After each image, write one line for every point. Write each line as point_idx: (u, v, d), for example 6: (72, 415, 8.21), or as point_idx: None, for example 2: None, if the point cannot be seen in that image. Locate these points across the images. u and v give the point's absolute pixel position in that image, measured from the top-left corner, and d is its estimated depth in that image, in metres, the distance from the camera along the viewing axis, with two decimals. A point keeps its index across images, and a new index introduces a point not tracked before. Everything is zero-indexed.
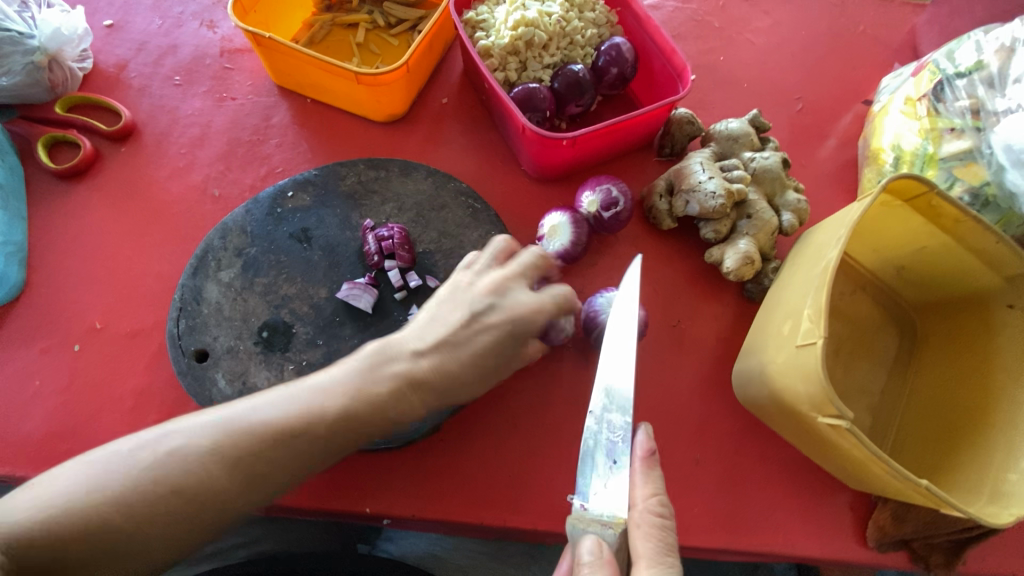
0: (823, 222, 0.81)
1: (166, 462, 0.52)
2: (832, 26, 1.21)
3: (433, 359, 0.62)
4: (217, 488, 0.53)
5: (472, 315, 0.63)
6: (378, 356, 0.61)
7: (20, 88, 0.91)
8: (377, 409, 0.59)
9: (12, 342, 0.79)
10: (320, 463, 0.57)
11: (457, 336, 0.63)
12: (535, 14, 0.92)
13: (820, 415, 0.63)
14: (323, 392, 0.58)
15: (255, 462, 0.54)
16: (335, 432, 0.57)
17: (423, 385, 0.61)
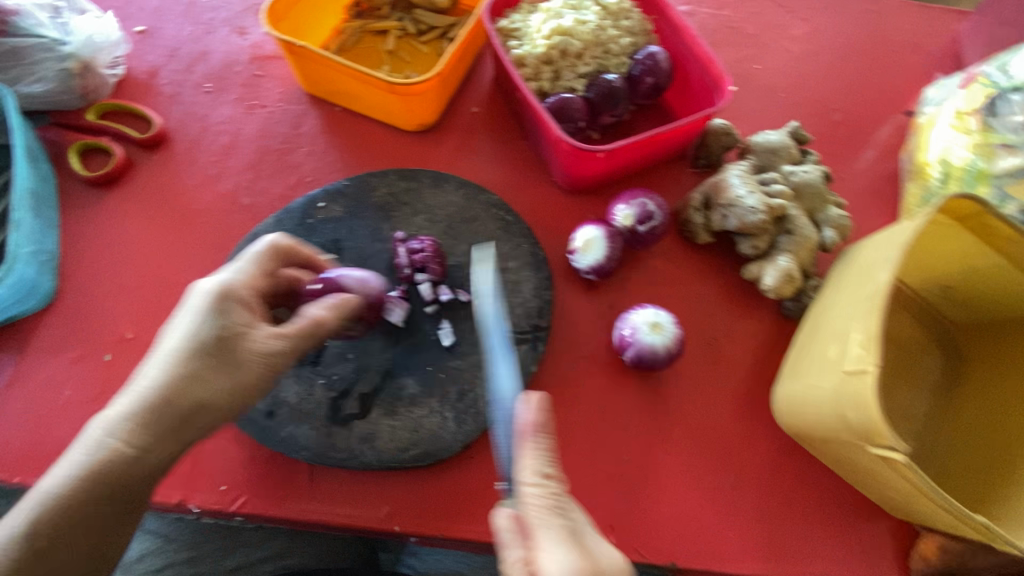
0: (868, 239, 0.78)
1: (55, 494, 0.57)
2: (873, 32, 1.17)
3: (174, 350, 0.61)
4: (40, 521, 0.57)
5: (181, 311, 0.64)
6: (150, 360, 0.62)
7: (54, 95, 0.91)
8: (160, 398, 0.59)
9: (44, 350, 0.79)
10: (146, 467, 0.60)
11: (171, 336, 0.62)
12: (571, 23, 0.91)
13: (869, 446, 0.60)
14: (114, 412, 0.60)
15: (61, 490, 0.57)
16: (128, 439, 0.58)
17: (167, 373, 0.60)
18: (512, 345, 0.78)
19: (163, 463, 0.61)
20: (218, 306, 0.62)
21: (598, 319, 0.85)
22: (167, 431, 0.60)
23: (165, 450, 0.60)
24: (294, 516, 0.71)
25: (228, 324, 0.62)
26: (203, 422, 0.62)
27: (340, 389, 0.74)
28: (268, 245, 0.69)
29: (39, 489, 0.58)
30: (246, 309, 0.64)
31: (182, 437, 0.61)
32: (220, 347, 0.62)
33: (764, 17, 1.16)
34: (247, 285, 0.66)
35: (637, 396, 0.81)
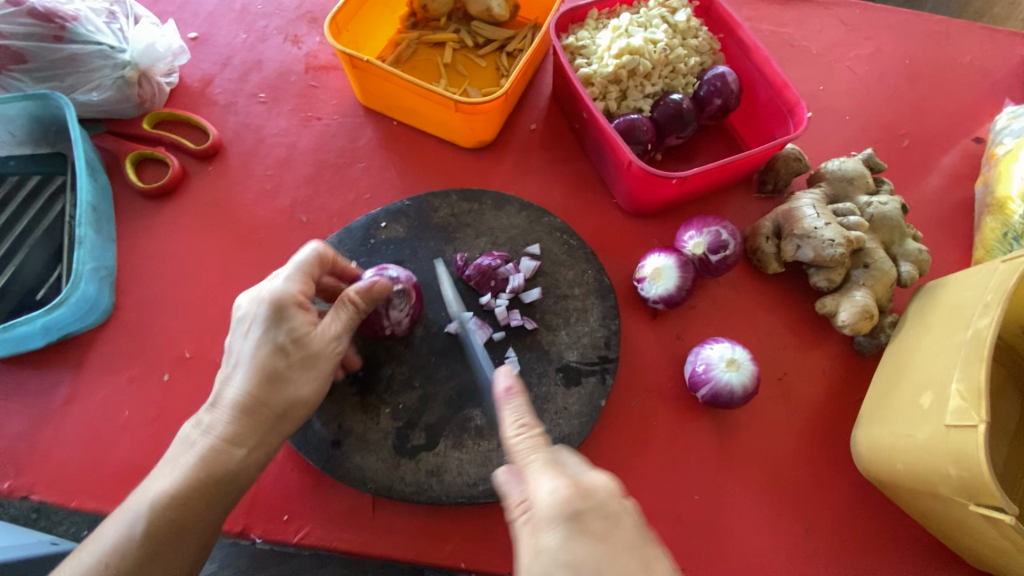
0: (953, 275, 0.75)
1: (157, 510, 0.56)
2: (949, 47, 1.11)
3: (253, 355, 0.59)
4: (155, 526, 0.55)
5: (241, 323, 0.61)
6: (230, 368, 0.61)
7: (111, 103, 0.89)
8: (249, 400, 0.59)
9: (102, 368, 0.78)
10: (255, 459, 0.60)
11: (242, 344, 0.60)
12: (640, 42, 0.88)
13: (973, 503, 0.58)
14: (209, 419, 0.60)
15: (174, 494, 0.56)
16: (228, 439, 0.59)
17: (252, 375, 0.59)
18: (580, 377, 0.76)
19: (261, 458, 0.60)
20: (277, 312, 0.60)
21: (663, 349, 0.82)
22: (260, 428, 0.60)
23: (262, 449, 0.60)
24: (358, 549, 0.69)
25: (292, 325, 0.60)
26: (287, 420, 0.61)
27: (405, 419, 0.72)
28: (309, 253, 0.65)
29: (146, 494, 0.57)
30: (306, 309, 0.62)
31: (270, 435, 0.60)
32: (293, 347, 0.60)
33: (827, 35, 1.10)
34: (299, 288, 0.62)
35: (703, 431, 0.78)
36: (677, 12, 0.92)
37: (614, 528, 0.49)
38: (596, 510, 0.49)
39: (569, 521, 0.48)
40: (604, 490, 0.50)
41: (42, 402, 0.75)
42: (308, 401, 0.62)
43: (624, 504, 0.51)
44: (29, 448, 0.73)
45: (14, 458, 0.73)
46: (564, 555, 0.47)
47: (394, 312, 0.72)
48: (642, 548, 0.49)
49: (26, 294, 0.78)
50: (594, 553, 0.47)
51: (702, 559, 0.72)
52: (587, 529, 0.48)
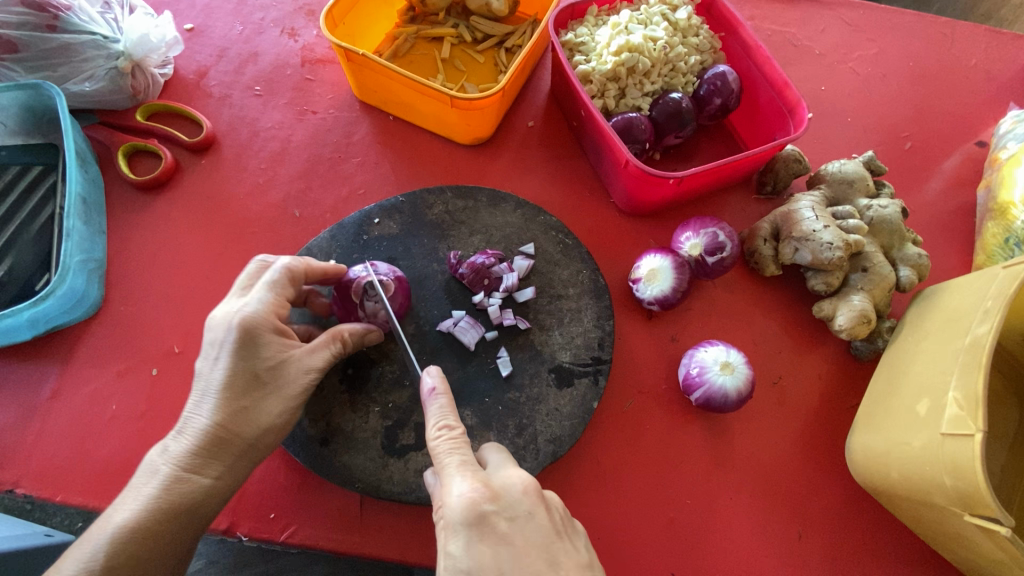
0: (952, 280, 0.74)
1: (119, 544, 0.54)
2: (954, 49, 1.09)
3: (224, 385, 0.58)
4: (118, 559, 0.53)
5: (209, 348, 0.59)
6: (197, 395, 0.59)
7: (103, 95, 0.87)
8: (220, 430, 0.58)
9: (91, 362, 0.77)
10: (223, 486, 0.60)
11: (211, 370, 0.59)
12: (640, 39, 0.86)
13: (968, 513, 0.57)
14: (175, 446, 0.58)
15: (137, 526, 0.54)
16: (196, 468, 0.58)
17: (223, 404, 0.58)
18: (573, 378, 0.75)
19: (229, 486, 0.60)
20: (249, 342, 0.58)
21: (657, 351, 0.81)
22: (231, 457, 0.59)
23: (230, 477, 0.60)
24: (345, 548, 0.68)
25: (265, 356, 0.59)
26: (259, 448, 0.61)
27: (395, 418, 0.71)
28: (283, 273, 0.63)
29: (106, 524, 0.55)
30: (278, 335, 0.61)
31: (240, 464, 0.60)
32: (266, 378, 0.60)
33: (829, 36, 1.09)
34: (271, 314, 0.61)
35: (696, 435, 0.77)
36: (678, 9, 0.91)
37: (519, 529, 0.50)
38: (501, 511, 0.50)
39: (472, 525, 0.49)
40: (513, 491, 0.52)
41: (30, 395, 0.75)
42: (280, 431, 0.61)
43: (535, 503, 0.52)
44: (16, 441, 0.73)
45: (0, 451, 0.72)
46: (465, 559, 0.48)
47: (369, 303, 0.71)
48: (551, 548, 0.50)
49: (25, 284, 0.78)
50: (494, 557, 0.48)
51: (694, 563, 0.72)
52: (489, 531, 0.49)
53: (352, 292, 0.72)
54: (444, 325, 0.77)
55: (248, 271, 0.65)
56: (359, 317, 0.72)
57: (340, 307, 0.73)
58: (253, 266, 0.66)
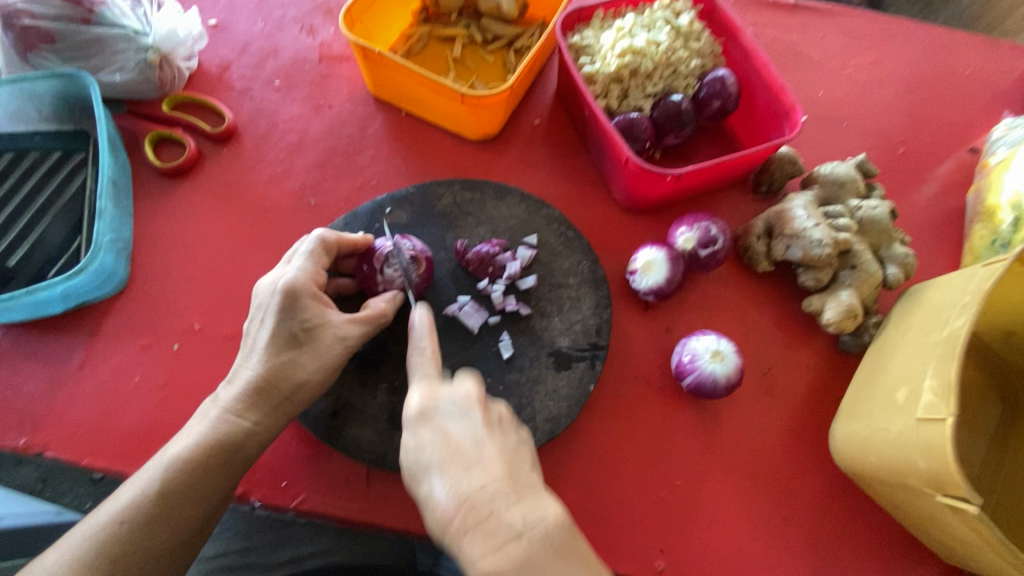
0: (936, 278, 0.77)
1: (168, 473, 0.60)
2: (950, 58, 1.12)
3: (268, 341, 0.65)
4: (170, 486, 0.60)
5: (259, 310, 0.67)
6: (247, 350, 0.66)
7: (132, 85, 0.92)
8: (262, 380, 0.64)
9: (116, 336, 0.82)
10: (263, 431, 0.65)
11: (258, 329, 0.66)
12: (643, 43, 0.90)
13: (939, 493, 0.60)
14: (226, 394, 0.65)
15: (187, 459, 0.61)
16: (241, 412, 0.64)
17: (267, 357, 0.64)
18: (571, 363, 0.79)
19: (269, 433, 0.65)
20: (290, 303, 0.65)
21: (652, 340, 0.85)
22: (271, 406, 0.65)
23: (270, 426, 0.65)
24: (352, 516, 0.73)
25: (304, 316, 0.65)
26: (296, 401, 0.66)
27: (402, 394, 0.75)
28: (318, 243, 0.70)
29: (162, 457, 0.62)
30: (317, 300, 0.67)
31: (278, 412, 0.65)
32: (303, 336, 0.65)
33: (828, 43, 1.12)
34: (309, 279, 0.67)
35: (687, 420, 0.81)
36: (680, 15, 0.95)
37: (455, 422, 0.56)
38: (439, 407, 0.57)
39: (414, 419, 0.57)
40: (455, 396, 0.58)
41: (57, 366, 0.79)
42: (316, 386, 0.66)
43: (474, 406, 0.57)
44: (46, 408, 0.77)
45: (30, 417, 0.77)
46: (407, 445, 0.56)
47: (388, 269, 0.76)
48: (480, 438, 0.55)
49: (42, 268, 0.82)
50: (427, 442, 0.55)
51: (682, 540, 0.75)
52: (426, 424, 0.56)
53: (374, 259, 0.76)
54: (451, 308, 0.81)
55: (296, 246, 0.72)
56: (377, 284, 0.76)
57: (361, 272, 0.77)
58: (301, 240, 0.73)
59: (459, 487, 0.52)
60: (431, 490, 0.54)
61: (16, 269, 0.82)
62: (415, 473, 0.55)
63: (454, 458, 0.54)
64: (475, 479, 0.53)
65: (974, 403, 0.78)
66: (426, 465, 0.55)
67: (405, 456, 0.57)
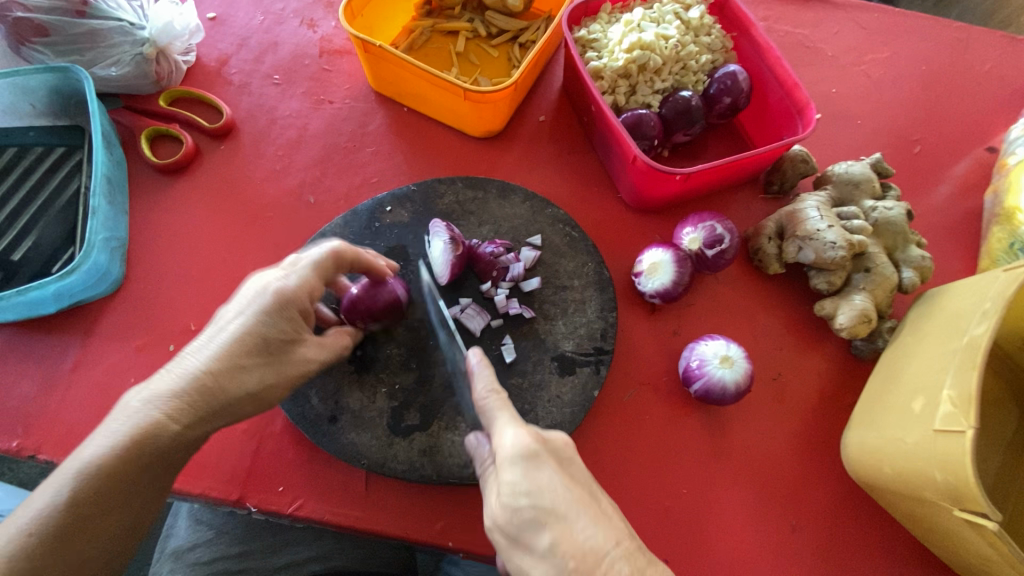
0: (953, 282, 0.74)
1: (82, 477, 0.52)
2: (968, 54, 1.09)
3: (234, 339, 0.58)
4: (80, 492, 0.52)
5: (238, 301, 0.61)
6: (204, 341, 0.59)
7: (128, 79, 0.90)
8: (211, 382, 0.57)
9: (112, 336, 0.80)
10: (197, 444, 0.58)
11: (229, 320, 0.59)
12: (652, 38, 0.88)
13: (957, 508, 0.58)
14: (161, 387, 0.56)
15: (98, 459, 0.52)
16: (176, 413, 0.55)
17: (226, 357, 0.58)
18: (576, 367, 0.77)
19: (194, 444, 0.57)
20: (279, 310, 0.60)
21: (658, 344, 0.83)
22: (209, 416, 0.57)
23: (196, 437, 0.57)
24: (349, 523, 0.71)
25: (285, 327, 0.61)
26: (236, 414, 0.59)
27: (401, 399, 0.73)
28: (330, 254, 0.66)
29: (78, 456, 0.53)
30: (301, 318, 0.63)
31: (214, 424, 0.58)
32: (274, 348, 0.60)
33: (842, 38, 1.09)
34: (304, 293, 0.63)
35: (694, 427, 0.79)
36: (690, 9, 0.92)
37: (568, 469, 0.54)
38: (549, 453, 0.54)
39: (526, 457, 0.53)
40: (559, 442, 0.56)
41: (52, 366, 0.78)
42: (260, 405, 0.61)
43: (577, 455, 0.56)
44: (38, 410, 0.76)
45: (23, 419, 0.75)
46: (524, 484, 0.51)
47: (370, 324, 0.74)
48: (593, 489, 0.53)
49: (43, 265, 0.81)
50: (551, 482, 0.51)
51: (687, 551, 0.73)
52: (544, 464, 0.52)
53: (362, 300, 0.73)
54: (453, 310, 0.79)
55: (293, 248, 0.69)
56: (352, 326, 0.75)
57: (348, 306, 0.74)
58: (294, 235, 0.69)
59: (592, 532, 0.48)
60: (561, 533, 0.48)
61: (9, 267, 0.80)
62: (540, 516, 0.49)
63: (582, 505, 0.50)
64: (605, 531, 0.49)
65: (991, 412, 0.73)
66: (550, 506, 0.50)
67: (515, 497, 0.51)
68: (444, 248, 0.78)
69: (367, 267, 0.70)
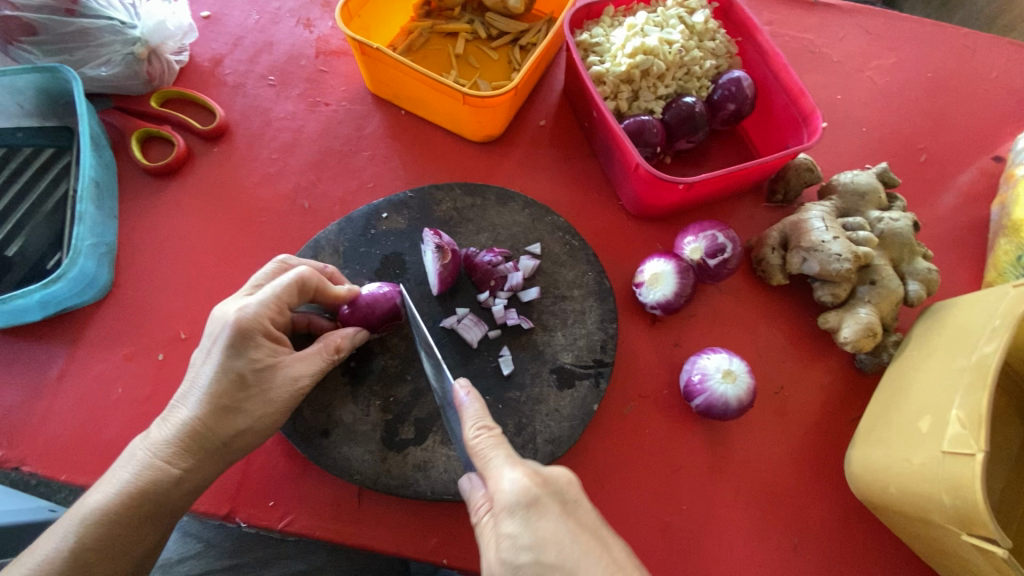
0: (961, 296, 0.73)
1: (85, 527, 0.55)
2: (974, 61, 1.07)
3: (211, 379, 0.58)
4: (85, 541, 0.54)
5: (207, 340, 0.60)
6: (187, 385, 0.60)
7: (119, 79, 0.88)
8: (199, 425, 0.58)
9: (99, 344, 0.78)
10: (196, 482, 0.60)
11: (202, 362, 0.59)
12: (656, 42, 0.86)
13: (965, 532, 0.57)
14: (156, 436, 0.59)
15: (104, 512, 0.55)
16: (170, 459, 0.58)
17: (207, 399, 0.58)
18: (575, 380, 0.75)
19: (201, 482, 0.60)
20: (241, 341, 0.59)
21: (659, 356, 0.81)
22: (206, 455, 0.59)
23: (201, 475, 0.60)
24: (341, 538, 0.69)
25: (254, 356, 0.59)
26: (231, 449, 0.61)
27: (395, 412, 0.72)
28: (295, 280, 0.63)
29: (80, 508, 0.56)
30: (271, 341, 0.61)
31: (212, 462, 0.60)
32: (253, 379, 0.59)
33: (847, 43, 1.08)
34: (269, 317, 0.61)
35: (695, 442, 0.77)
36: (695, 13, 0.90)
37: (571, 512, 0.52)
38: (550, 497, 0.52)
39: (526, 507, 0.51)
40: (560, 480, 0.54)
41: (37, 375, 0.76)
42: (259, 434, 0.61)
43: (581, 493, 0.54)
44: (23, 420, 0.74)
45: (7, 429, 0.73)
46: (525, 536, 0.50)
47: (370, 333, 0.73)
48: (600, 531, 0.52)
49: (35, 263, 0.79)
50: (556, 533, 0.49)
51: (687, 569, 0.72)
52: (545, 513, 0.51)
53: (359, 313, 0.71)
54: (449, 320, 0.77)
55: (265, 271, 0.67)
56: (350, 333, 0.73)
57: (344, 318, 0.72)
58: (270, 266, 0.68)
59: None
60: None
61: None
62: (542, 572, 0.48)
63: (588, 555, 0.49)
64: None
65: (1000, 429, 0.71)
66: (555, 560, 0.48)
67: (518, 551, 0.50)
68: (432, 259, 0.76)
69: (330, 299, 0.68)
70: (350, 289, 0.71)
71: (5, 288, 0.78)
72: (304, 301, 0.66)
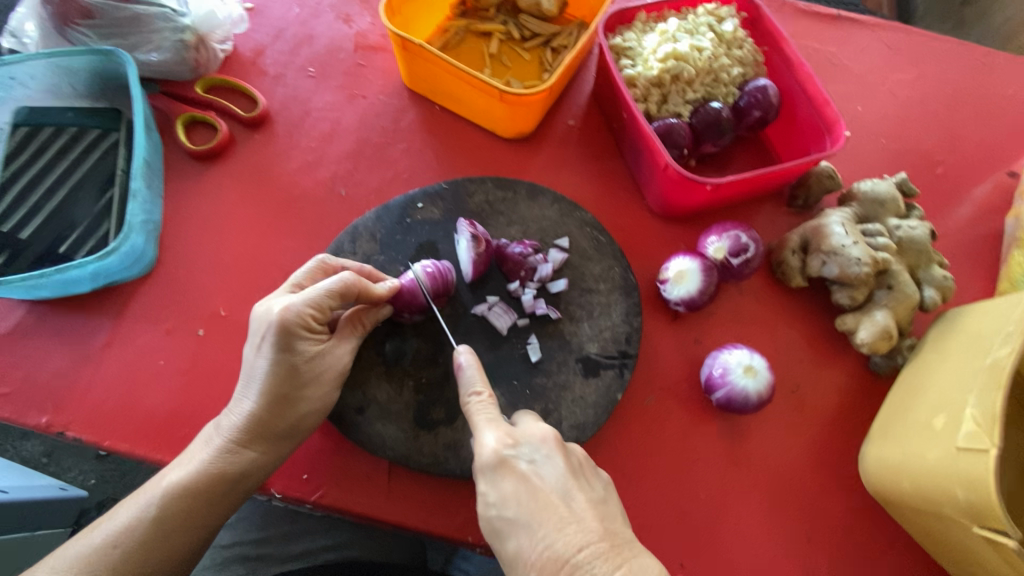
0: (975, 304, 0.75)
1: (164, 504, 0.61)
2: (993, 77, 1.10)
3: (266, 373, 0.63)
4: (165, 513, 0.60)
5: (254, 337, 0.64)
6: (245, 379, 0.65)
7: (168, 65, 0.91)
8: (263, 414, 0.64)
9: (142, 318, 0.81)
10: (264, 464, 0.66)
11: (255, 358, 0.64)
12: (686, 48, 0.89)
13: (976, 525, 0.59)
14: (226, 423, 0.65)
15: (187, 486, 0.62)
16: (242, 444, 0.64)
17: (266, 391, 0.63)
18: (599, 370, 0.78)
19: (271, 464, 0.66)
20: (286, 338, 0.62)
21: (680, 350, 0.84)
22: (273, 438, 0.65)
23: (272, 456, 0.66)
24: (372, 513, 0.72)
25: (302, 349, 0.64)
26: (294, 435, 0.66)
27: (427, 393, 0.74)
28: (338, 284, 0.65)
29: (160, 483, 0.62)
30: (314, 334, 0.65)
31: (278, 446, 0.66)
32: (304, 370, 0.64)
33: (869, 57, 1.10)
34: (310, 315, 0.64)
35: (713, 433, 0.80)
36: (724, 22, 0.93)
37: (537, 469, 0.55)
38: (518, 455, 0.56)
39: (495, 468, 0.55)
40: (532, 439, 0.57)
41: (82, 346, 0.79)
42: (317, 415, 0.67)
43: (553, 449, 0.57)
44: (68, 386, 0.77)
45: (54, 396, 0.77)
46: (492, 495, 0.54)
47: (416, 313, 0.76)
48: (567, 485, 0.54)
49: (61, 242, 0.81)
50: (515, 490, 0.54)
51: (703, 556, 0.74)
52: (510, 471, 0.54)
53: (402, 302, 0.74)
54: (480, 308, 0.80)
55: (305, 270, 0.70)
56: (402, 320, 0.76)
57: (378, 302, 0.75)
58: (314, 265, 0.70)
59: (551, 539, 0.51)
60: (525, 540, 0.52)
61: (41, 244, 0.81)
62: (503, 524, 0.53)
63: (544, 509, 0.52)
64: (569, 535, 0.51)
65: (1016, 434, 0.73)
66: (516, 517, 0.53)
67: (486, 509, 0.55)
68: (467, 248, 0.79)
69: (370, 299, 0.70)
70: (391, 285, 0.71)
71: (29, 268, 0.80)
72: (346, 302, 0.68)
